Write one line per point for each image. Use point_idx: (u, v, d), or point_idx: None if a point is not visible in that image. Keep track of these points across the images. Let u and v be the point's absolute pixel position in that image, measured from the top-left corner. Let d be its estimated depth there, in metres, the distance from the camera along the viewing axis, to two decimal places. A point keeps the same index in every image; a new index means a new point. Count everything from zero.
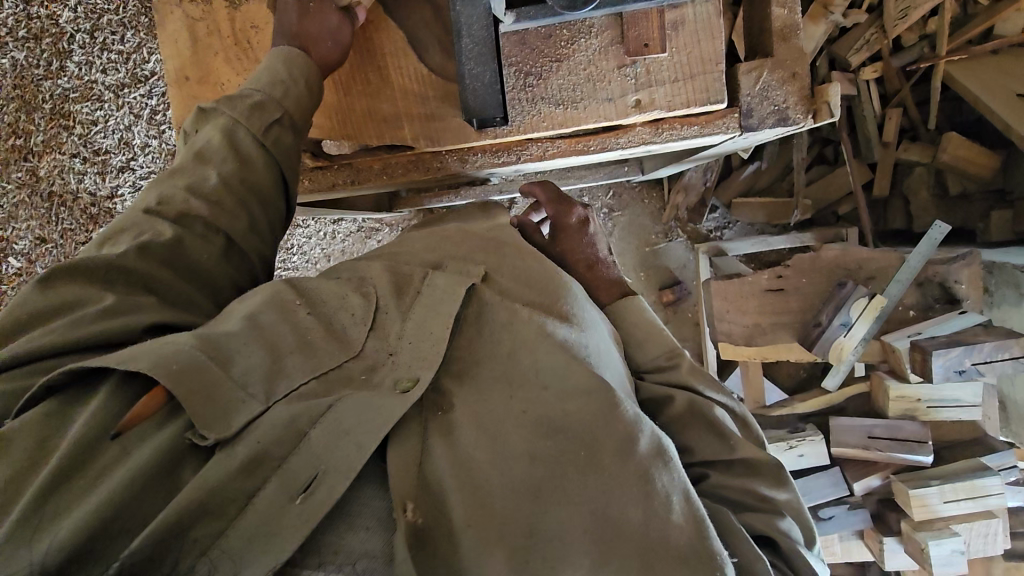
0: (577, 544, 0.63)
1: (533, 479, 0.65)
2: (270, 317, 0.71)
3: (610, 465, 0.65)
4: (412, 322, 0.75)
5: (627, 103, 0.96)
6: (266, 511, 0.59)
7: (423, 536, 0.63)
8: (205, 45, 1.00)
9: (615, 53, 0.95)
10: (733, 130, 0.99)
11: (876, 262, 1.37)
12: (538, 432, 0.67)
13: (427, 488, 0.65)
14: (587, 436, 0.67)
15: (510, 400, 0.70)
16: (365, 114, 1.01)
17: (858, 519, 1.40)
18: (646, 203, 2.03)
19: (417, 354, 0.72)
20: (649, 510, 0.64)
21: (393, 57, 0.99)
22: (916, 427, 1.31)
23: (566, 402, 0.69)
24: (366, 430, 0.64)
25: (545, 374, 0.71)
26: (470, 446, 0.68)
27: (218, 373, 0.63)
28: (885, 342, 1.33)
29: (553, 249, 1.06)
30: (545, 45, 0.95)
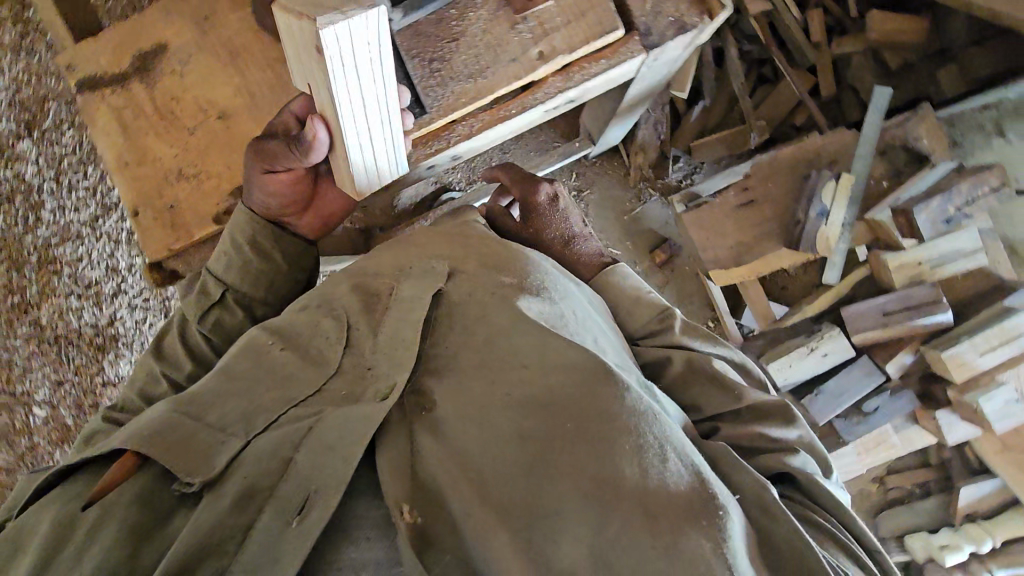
0: (575, 511, 0.63)
1: (524, 457, 0.67)
2: (244, 364, 0.76)
3: (600, 428, 0.67)
4: (383, 335, 0.78)
5: (531, 57, 1.00)
6: (266, 542, 0.60)
7: (425, 538, 0.64)
8: (137, 130, 1.05)
9: (505, 16, 1.00)
10: (640, 54, 1.01)
11: (832, 146, 1.37)
12: (524, 411, 0.70)
13: (422, 488, 0.67)
14: (572, 406, 0.69)
15: (492, 387, 0.73)
16: None
17: (905, 403, 1.34)
18: (610, 174, 2.04)
19: (395, 358, 0.75)
20: (643, 462, 0.65)
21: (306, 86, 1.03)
22: (927, 290, 1.27)
23: (550, 379, 0.72)
24: (348, 441, 0.66)
25: (525, 357, 0.75)
26: (460, 436, 0.70)
27: (195, 425, 0.68)
28: (869, 220, 1.32)
29: (525, 231, 1.07)
30: (439, 29, 0.99)
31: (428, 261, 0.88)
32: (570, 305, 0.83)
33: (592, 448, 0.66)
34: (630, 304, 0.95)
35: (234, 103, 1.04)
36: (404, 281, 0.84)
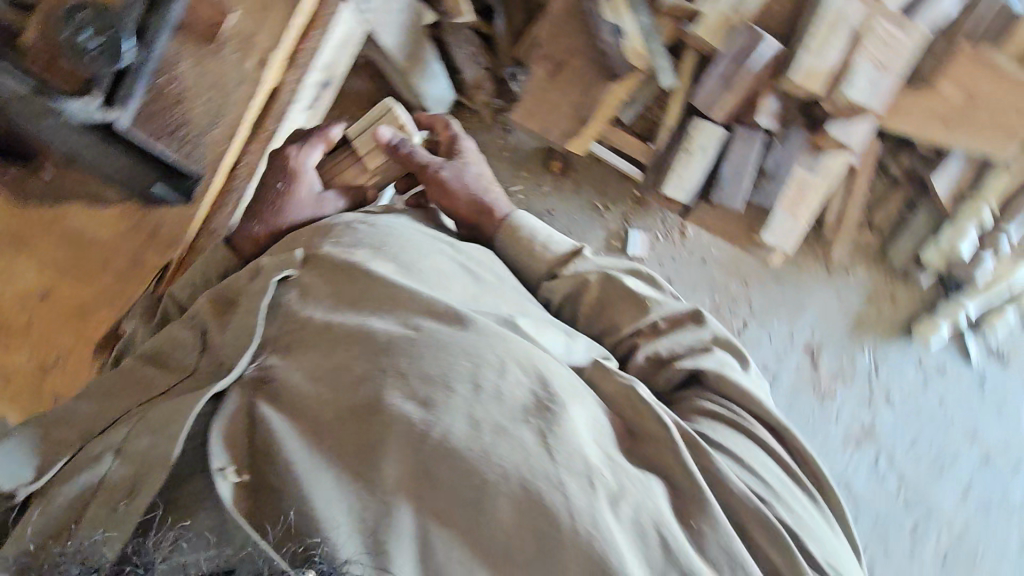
0: (408, 438, 0.68)
1: (362, 403, 0.71)
2: (115, 379, 0.79)
3: (445, 353, 0.74)
4: (224, 320, 0.80)
5: (252, 70, 1.01)
6: (94, 518, 0.65)
7: (255, 494, 0.68)
8: None
9: (208, 53, 1.01)
10: (344, 7, 1.03)
11: None
12: (365, 356, 0.75)
13: (256, 455, 0.70)
14: (411, 340, 0.75)
15: (347, 344, 0.77)
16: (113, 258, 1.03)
17: (798, 141, 1.34)
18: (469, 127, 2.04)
19: (235, 343, 0.78)
20: (488, 375, 0.73)
21: (94, 224, 1.04)
22: (744, 34, 1.25)
23: (389, 323, 0.78)
24: (177, 417, 0.70)
25: (372, 309, 0.81)
26: (303, 400, 0.73)
27: (53, 436, 0.75)
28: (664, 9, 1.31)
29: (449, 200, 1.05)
30: (161, 100, 1.00)
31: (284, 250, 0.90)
32: (425, 261, 0.90)
33: (450, 385, 0.71)
34: (543, 246, 1.01)
35: (46, 281, 1.04)
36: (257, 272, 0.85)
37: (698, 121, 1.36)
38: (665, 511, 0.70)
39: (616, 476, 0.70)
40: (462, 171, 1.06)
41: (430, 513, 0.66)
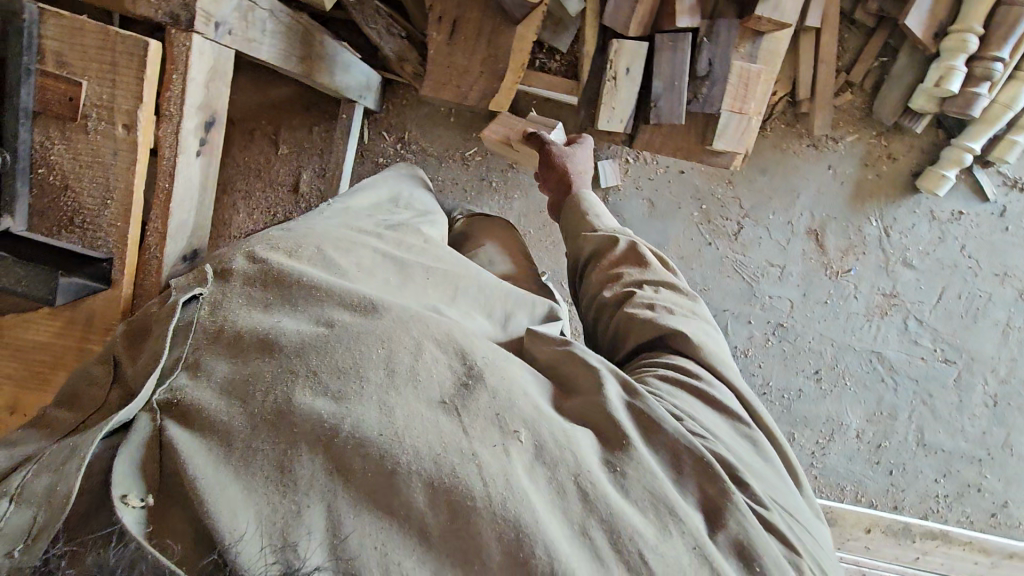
0: (321, 437, 0.71)
1: (273, 412, 0.73)
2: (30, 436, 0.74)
3: (351, 351, 0.79)
4: (142, 363, 0.78)
5: (124, 135, 0.96)
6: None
7: (165, 510, 0.66)
8: None
9: (75, 130, 0.96)
10: (195, 39, 0.95)
11: None
12: (277, 370, 0.77)
13: (163, 479, 0.68)
14: (318, 347, 0.79)
15: (262, 362, 0.78)
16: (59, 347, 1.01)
17: (728, 32, 1.20)
18: (408, 101, 2.12)
19: (143, 378, 0.76)
20: (393, 368, 0.79)
21: (28, 333, 1.02)
22: None
23: (293, 335, 0.81)
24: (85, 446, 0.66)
25: (278, 324, 0.83)
26: (221, 423, 0.73)
27: None
28: None
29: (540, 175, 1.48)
30: (50, 193, 0.98)
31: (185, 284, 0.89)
32: (349, 256, 1.00)
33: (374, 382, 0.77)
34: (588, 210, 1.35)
35: (6, 396, 1.04)
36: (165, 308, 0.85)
37: (618, 43, 1.23)
38: (583, 462, 0.77)
39: (535, 431, 0.78)
40: (567, 156, 1.45)
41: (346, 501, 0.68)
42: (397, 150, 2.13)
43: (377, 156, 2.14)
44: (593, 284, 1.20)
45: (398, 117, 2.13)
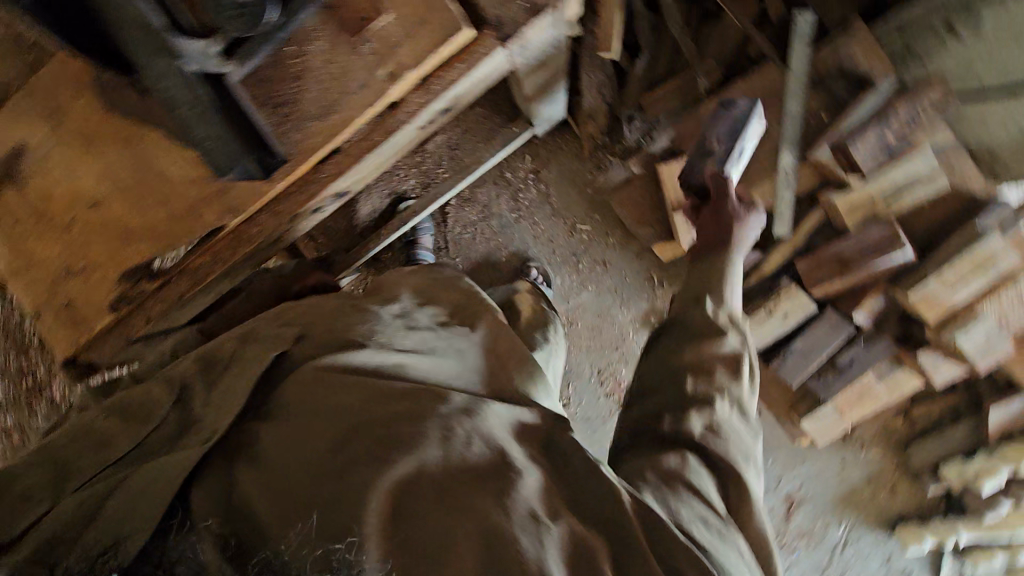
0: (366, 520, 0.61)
1: (325, 479, 0.64)
2: (73, 444, 0.71)
3: (400, 434, 0.66)
4: (217, 391, 0.76)
5: (381, 79, 0.93)
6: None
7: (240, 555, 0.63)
8: (18, 235, 1.04)
9: (343, 41, 0.92)
10: (498, 51, 0.93)
11: (759, 88, 1.24)
12: (330, 440, 0.67)
13: (235, 518, 0.65)
14: (375, 427, 0.67)
15: (318, 434, 0.68)
16: (174, 210, 1.00)
17: (881, 350, 1.25)
18: (566, 147, 1.91)
19: (218, 413, 0.74)
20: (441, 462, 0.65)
21: (164, 157, 0.99)
22: (882, 227, 1.17)
23: (355, 407, 0.70)
24: (158, 497, 0.65)
25: (333, 399, 0.71)
26: (272, 476, 0.66)
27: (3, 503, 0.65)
28: (814, 161, 1.20)
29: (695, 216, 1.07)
30: (280, 70, 0.94)
31: (268, 334, 0.83)
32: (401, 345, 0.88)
33: (411, 460, 0.64)
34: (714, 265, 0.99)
35: (99, 204, 1.01)
36: (250, 344, 0.82)
37: (792, 286, 1.25)
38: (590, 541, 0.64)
39: (565, 523, 0.64)
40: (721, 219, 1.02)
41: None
42: (527, 186, 1.91)
43: (504, 171, 1.93)
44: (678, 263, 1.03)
45: (549, 151, 1.91)
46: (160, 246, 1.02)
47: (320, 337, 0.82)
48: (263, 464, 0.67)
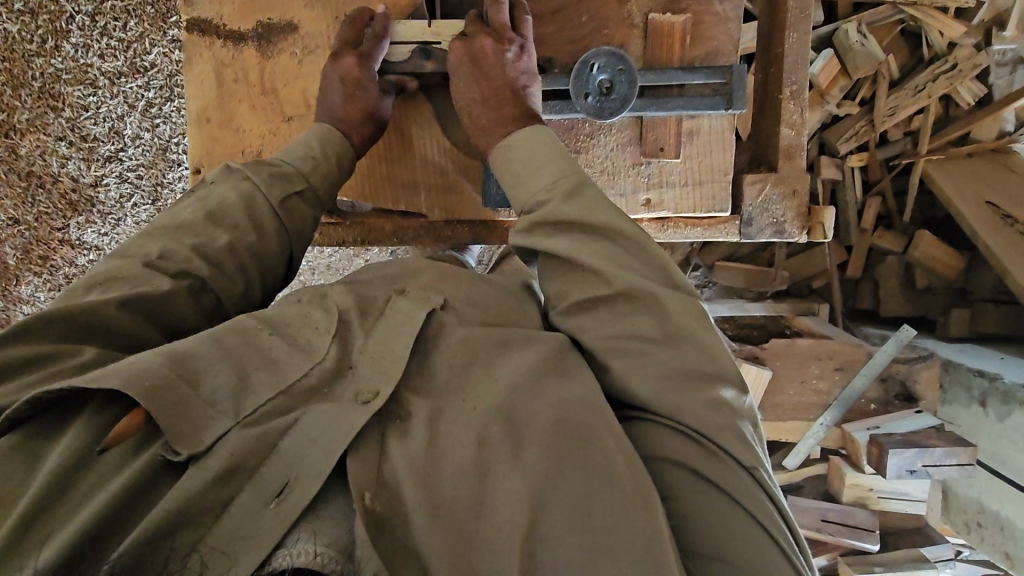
0: (515, 508, 0.61)
1: (480, 460, 0.65)
2: (235, 341, 0.71)
3: (551, 437, 0.66)
4: (375, 339, 0.75)
5: (638, 201, 1.01)
6: (245, 518, 0.58)
7: (381, 521, 0.60)
8: (230, 91, 1.01)
9: (631, 153, 1.00)
10: (733, 235, 1.05)
11: (847, 354, 1.44)
12: (487, 418, 0.68)
13: (387, 484, 0.64)
14: (529, 421, 0.68)
15: (473, 416, 0.69)
16: (386, 177, 1.02)
17: None
18: None
19: (378, 368, 0.72)
20: (590, 474, 0.63)
21: (418, 128, 1.01)
22: (866, 515, 1.40)
23: (516, 393, 0.70)
24: (332, 438, 0.64)
25: (497, 373, 0.73)
26: (419, 441, 0.66)
27: (187, 391, 0.63)
28: (846, 431, 1.43)
29: (474, 92, 0.89)
30: (566, 136, 1.00)
31: (427, 289, 0.82)
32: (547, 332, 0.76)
33: (523, 443, 0.66)
34: (565, 182, 0.80)
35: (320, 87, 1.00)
36: (401, 297, 0.80)
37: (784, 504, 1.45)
38: None
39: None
40: (490, 82, 0.88)
41: (510, 534, 0.60)
42: None
43: None
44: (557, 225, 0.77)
45: None
46: (355, 196, 1.03)
47: (474, 318, 0.80)
48: (427, 433, 0.67)
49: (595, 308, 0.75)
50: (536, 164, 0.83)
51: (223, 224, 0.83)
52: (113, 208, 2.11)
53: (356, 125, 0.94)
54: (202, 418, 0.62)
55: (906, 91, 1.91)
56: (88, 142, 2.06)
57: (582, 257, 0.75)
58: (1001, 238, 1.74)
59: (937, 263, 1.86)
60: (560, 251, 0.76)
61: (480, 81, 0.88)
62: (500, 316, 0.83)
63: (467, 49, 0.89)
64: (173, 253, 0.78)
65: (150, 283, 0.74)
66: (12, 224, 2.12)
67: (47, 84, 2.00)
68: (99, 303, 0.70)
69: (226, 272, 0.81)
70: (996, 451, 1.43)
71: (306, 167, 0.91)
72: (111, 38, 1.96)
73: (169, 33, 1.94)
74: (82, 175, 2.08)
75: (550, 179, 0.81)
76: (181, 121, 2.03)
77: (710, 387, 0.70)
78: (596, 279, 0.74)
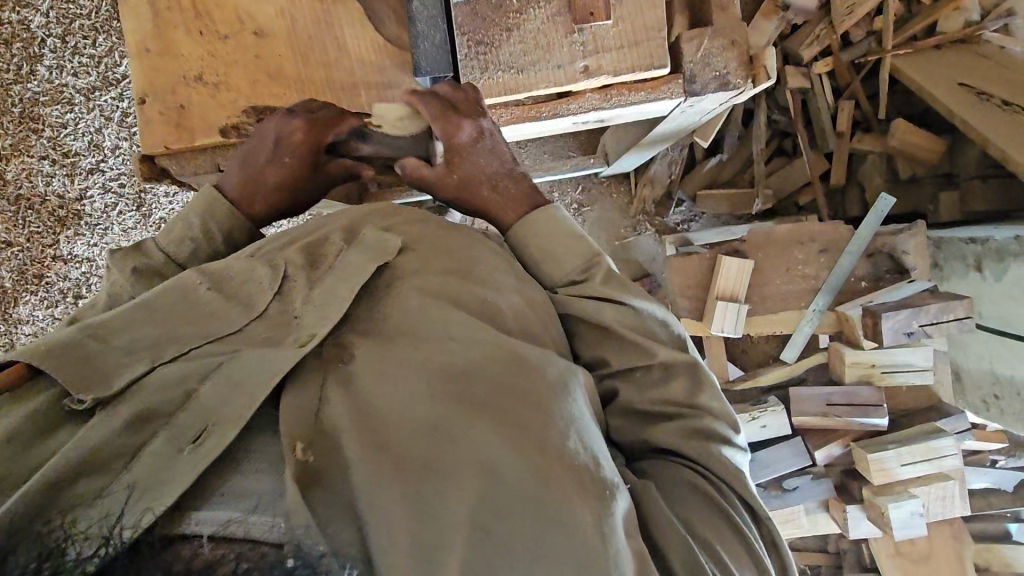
0: (467, 472, 0.59)
1: (430, 416, 0.62)
2: (166, 301, 0.71)
3: (512, 407, 0.64)
4: (320, 289, 0.74)
5: (576, 69, 1.01)
6: (158, 461, 0.59)
7: (314, 475, 0.59)
8: (166, 19, 1.03)
9: (562, 22, 1.00)
10: (678, 96, 1.04)
11: (828, 235, 1.41)
12: (439, 374, 0.66)
13: (324, 432, 0.63)
14: (488, 381, 0.66)
15: (425, 375, 0.66)
16: (326, 83, 1.03)
17: (823, 490, 1.41)
18: (613, 197, 2.14)
19: (321, 313, 0.71)
20: (546, 448, 0.61)
21: (351, 30, 1.03)
22: (871, 392, 1.35)
23: (470, 350, 0.68)
24: (259, 380, 0.64)
25: (452, 325, 0.71)
26: (370, 392, 0.65)
27: (101, 349, 0.64)
28: (840, 312, 1.38)
29: (452, 178, 0.90)
30: (495, 15, 1.00)
31: (382, 227, 0.83)
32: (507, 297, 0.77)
33: (477, 406, 0.64)
34: (560, 261, 0.85)
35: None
36: (352, 249, 0.78)
37: (795, 391, 1.39)
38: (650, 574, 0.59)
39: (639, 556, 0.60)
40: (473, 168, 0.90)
41: (460, 497, 0.57)
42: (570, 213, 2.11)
43: (554, 191, 2.11)
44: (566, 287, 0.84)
45: (596, 195, 2.14)
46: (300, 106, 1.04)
47: (436, 267, 0.77)
48: (380, 388, 0.65)
49: (630, 378, 0.80)
50: (552, 249, 0.86)
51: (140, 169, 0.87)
52: (100, 219, 2.11)
53: (246, 198, 0.93)
54: (106, 371, 0.63)
55: None
56: (71, 158, 2.08)
57: (630, 334, 0.79)
58: (979, 112, 1.69)
59: (919, 148, 1.82)
60: (603, 323, 0.80)
61: (464, 172, 0.90)
62: (467, 265, 0.78)
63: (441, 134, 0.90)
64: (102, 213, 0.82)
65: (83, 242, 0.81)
66: (6, 248, 2.11)
67: (26, 108, 2.05)
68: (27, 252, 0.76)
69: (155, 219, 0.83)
70: (1002, 313, 1.39)
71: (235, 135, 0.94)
72: (82, 56, 2.02)
73: None
74: (67, 190, 2.09)
75: (548, 245, 0.86)
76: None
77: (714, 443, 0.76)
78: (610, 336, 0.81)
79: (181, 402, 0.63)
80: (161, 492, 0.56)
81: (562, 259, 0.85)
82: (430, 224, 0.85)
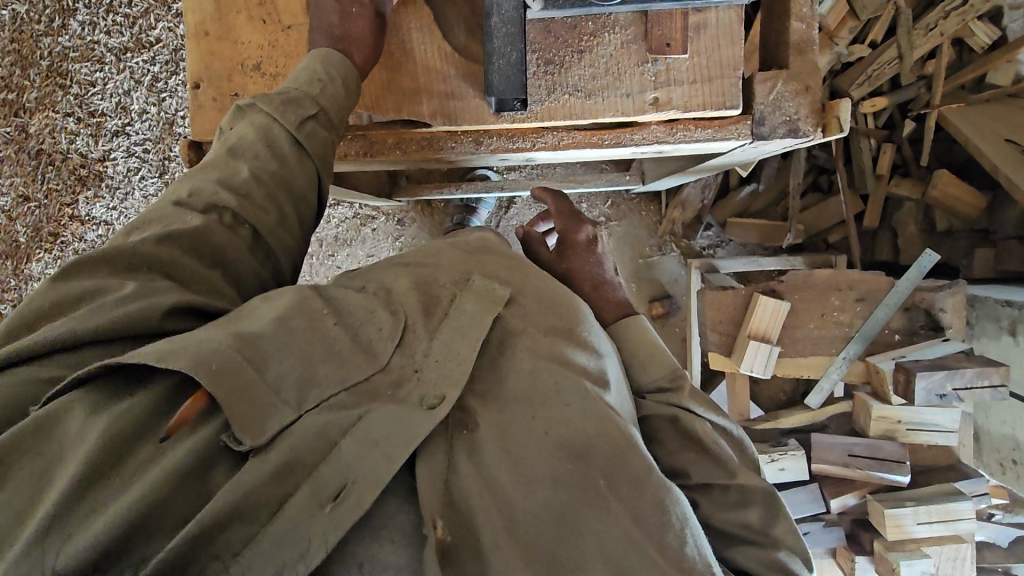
0: (595, 562, 0.67)
1: (557, 504, 0.69)
2: (300, 323, 0.74)
3: (628, 496, 0.70)
4: (440, 340, 0.78)
5: (645, 100, 0.98)
6: (298, 518, 0.62)
7: (451, 553, 0.67)
8: (228, 4, 1.00)
9: (636, 50, 0.97)
10: (745, 138, 1.01)
11: (867, 284, 1.39)
12: (560, 454, 0.70)
13: (453, 505, 0.69)
14: (606, 465, 0.71)
15: (548, 458, 0.70)
16: (387, 85, 1.00)
17: (833, 537, 1.44)
18: (642, 215, 2.11)
19: (443, 369, 0.75)
20: (664, 545, 0.69)
21: (419, 34, 0.99)
22: (895, 448, 1.36)
23: (586, 423, 0.72)
24: (397, 441, 0.67)
25: (566, 392, 0.74)
26: (496, 471, 0.70)
27: (253, 375, 0.67)
28: (870, 363, 1.38)
29: (561, 264, 1.13)
30: (569, 36, 0.97)
31: (492, 277, 0.87)
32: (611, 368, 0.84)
33: (599, 493, 0.69)
34: (651, 359, 0.97)
35: None
36: (464, 292, 0.84)
37: (816, 437, 1.42)
38: None
39: None
40: (580, 264, 1.12)
41: None
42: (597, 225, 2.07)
43: (583, 202, 2.08)
44: (654, 374, 0.96)
45: (626, 208, 2.11)
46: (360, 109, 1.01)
47: (540, 323, 0.82)
48: (504, 468, 0.70)
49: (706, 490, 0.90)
50: (647, 356, 0.98)
51: (246, 156, 0.86)
52: (122, 183, 2.07)
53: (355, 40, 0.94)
54: (260, 410, 0.66)
55: (918, 31, 1.87)
56: (96, 118, 2.02)
57: (706, 440, 0.90)
58: None
59: (959, 203, 1.82)
60: (694, 429, 0.90)
61: (572, 263, 1.12)
62: (570, 325, 0.82)
63: (563, 229, 1.15)
64: (201, 190, 0.83)
65: (181, 219, 0.80)
66: (22, 202, 2.06)
67: (55, 62, 1.99)
68: (130, 247, 0.77)
69: (255, 201, 0.85)
70: None
71: (314, 88, 0.90)
72: (117, 15, 1.95)
73: (174, 6, 1.93)
74: (90, 151, 2.05)
75: (643, 351, 0.98)
76: (187, 95, 2.00)
77: (773, 552, 0.86)
78: (689, 417, 0.91)
79: (323, 453, 0.66)
80: (303, 553, 0.61)
81: (648, 365, 0.97)
82: (534, 274, 0.90)
